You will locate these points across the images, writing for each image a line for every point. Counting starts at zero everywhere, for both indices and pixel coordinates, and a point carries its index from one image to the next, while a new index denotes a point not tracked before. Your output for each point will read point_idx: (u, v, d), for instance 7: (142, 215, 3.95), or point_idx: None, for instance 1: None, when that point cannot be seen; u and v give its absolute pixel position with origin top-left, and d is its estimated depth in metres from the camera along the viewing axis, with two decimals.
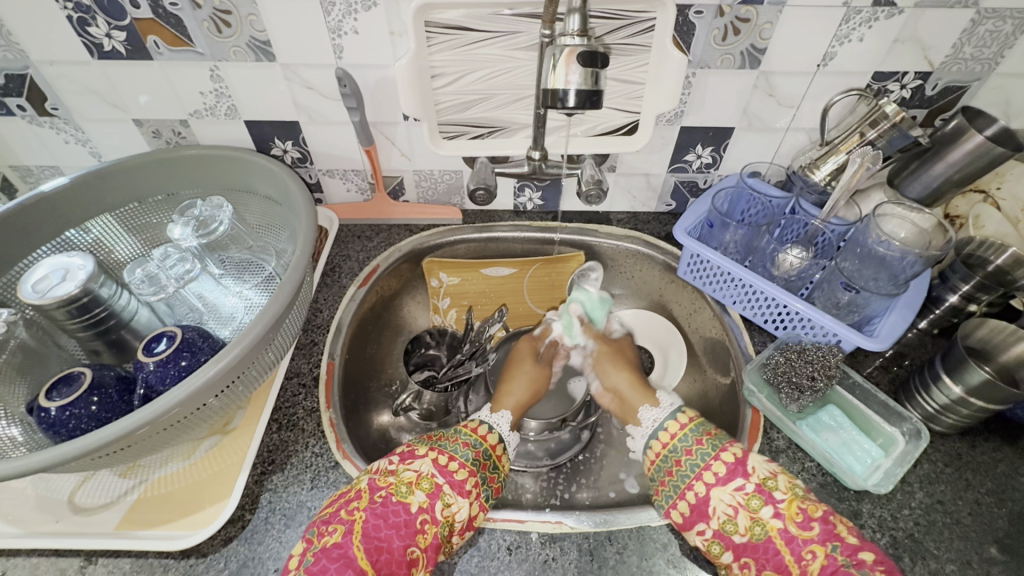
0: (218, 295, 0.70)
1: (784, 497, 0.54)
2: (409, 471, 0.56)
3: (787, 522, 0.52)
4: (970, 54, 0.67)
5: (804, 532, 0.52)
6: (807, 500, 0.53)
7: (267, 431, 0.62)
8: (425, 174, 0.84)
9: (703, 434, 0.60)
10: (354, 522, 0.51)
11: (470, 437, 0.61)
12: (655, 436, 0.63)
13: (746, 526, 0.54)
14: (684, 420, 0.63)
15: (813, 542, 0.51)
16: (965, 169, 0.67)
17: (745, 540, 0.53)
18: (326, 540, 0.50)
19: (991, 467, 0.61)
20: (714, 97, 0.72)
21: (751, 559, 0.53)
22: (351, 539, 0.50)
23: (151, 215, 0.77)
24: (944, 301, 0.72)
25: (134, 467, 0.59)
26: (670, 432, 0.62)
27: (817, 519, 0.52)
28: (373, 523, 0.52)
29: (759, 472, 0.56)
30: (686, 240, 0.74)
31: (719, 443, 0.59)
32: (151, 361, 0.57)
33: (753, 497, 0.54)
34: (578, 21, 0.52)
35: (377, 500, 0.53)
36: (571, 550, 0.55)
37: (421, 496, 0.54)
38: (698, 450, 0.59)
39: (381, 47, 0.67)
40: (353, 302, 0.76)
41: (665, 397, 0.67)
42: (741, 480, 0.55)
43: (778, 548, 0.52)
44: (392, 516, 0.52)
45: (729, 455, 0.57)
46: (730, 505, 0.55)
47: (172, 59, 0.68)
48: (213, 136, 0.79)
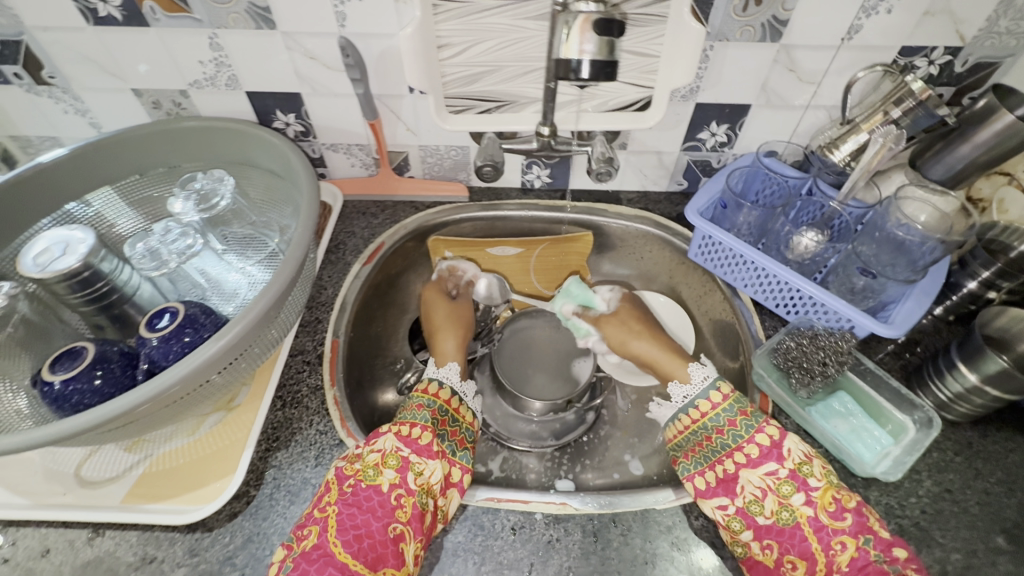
0: (221, 271, 0.69)
1: (819, 485, 0.52)
2: (373, 452, 0.55)
3: (819, 510, 0.51)
4: (1004, 28, 0.63)
5: (836, 522, 0.50)
6: (843, 490, 0.52)
7: (271, 408, 0.62)
8: (431, 149, 0.82)
9: (739, 412, 0.58)
10: (328, 519, 0.50)
11: (424, 398, 0.62)
12: (685, 411, 0.61)
13: (773, 510, 0.53)
14: (719, 396, 0.60)
15: (845, 534, 0.50)
16: (992, 151, 0.64)
17: (770, 522, 0.52)
18: (303, 544, 0.49)
19: (1001, 458, 0.60)
20: (733, 71, 0.69)
21: (774, 541, 0.52)
22: (327, 538, 0.49)
23: (152, 189, 0.75)
24: (961, 288, 0.70)
25: (139, 442, 0.59)
26: (701, 409, 0.60)
27: (851, 511, 0.50)
28: (347, 513, 0.51)
29: (794, 456, 0.54)
30: (698, 220, 0.71)
31: (756, 423, 0.57)
32: (154, 337, 0.56)
33: (785, 483, 0.53)
34: None
35: (347, 491, 0.52)
36: (575, 531, 0.55)
37: (391, 473, 0.53)
38: (732, 429, 0.57)
39: (385, 15, 0.64)
40: (357, 280, 0.75)
41: (697, 369, 0.64)
42: (774, 465, 0.54)
43: (805, 535, 0.51)
44: (363, 500, 0.52)
45: (765, 437, 0.55)
46: (759, 488, 0.54)
47: (170, 26, 0.66)
48: (214, 109, 0.77)
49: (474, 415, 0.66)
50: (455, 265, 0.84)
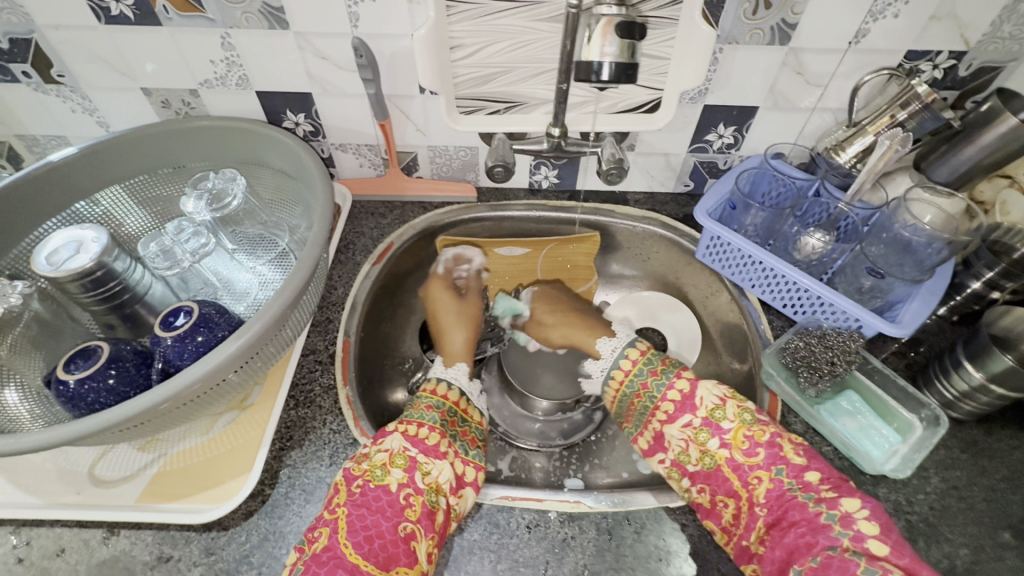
0: (232, 270, 0.69)
1: (731, 426, 0.56)
2: (381, 452, 0.55)
3: (733, 450, 0.55)
4: (1008, 33, 0.65)
5: (750, 459, 0.55)
6: (753, 427, 0.56)
7: (285, 407, 0.62)
8: (440, 150, 0.82)
9: (650, 373, 0.63)
10: (338, 520, 0.50)
11: (432, 398, 0.63)
12: (612, 376, 0.66)
13: (697, 456, 0.57)
14: (631, 362, 0.65)
15: (760, 468, 0.54)
16: (995, 153, 0.65)
17: (698, 469, 0.57)
18: (314, 546, 0.49)
19: (1006, 455, 0.61)
20: (741, 74, 0.70)
21: (705, 485, 0.56)
22: (337, 539, 0.49)
23: (162, 188, 0.76)
24: (966, 288, 0.71)
25: (153, 441, 0.59)
26: (618, 378, 0.66)
27: (763, 445, 0.55)
28: (357, 514, 0.51)
29: (706, 403, 0.58)
30: (706, 221, 0.72)
31: (666, 379, 0.61)
32: (169, 336, 0.56)
33: (700, 431, 0.57)
34: None
35: (355, 492, 0.52)
36: (589, 528, 0.56)
37: (399, 473, 0.54)
38: (647, 390, 0.62)
39: (398, 16, 0.65)
40: (367, 280, 0.76)
41: (607, 344, 0.70)
42: (688, 416, 0.58)
43: (727, 475, 0.55)
44: (371, 499, 0.52)
45: (678, 390, 0.60)
46: (682, 439, 0.58)
47: (182, 25, 0.66)
48: (224, 108, 0.77)
49: (481, 414, 0.67)
50: (460, 252, 0.84)
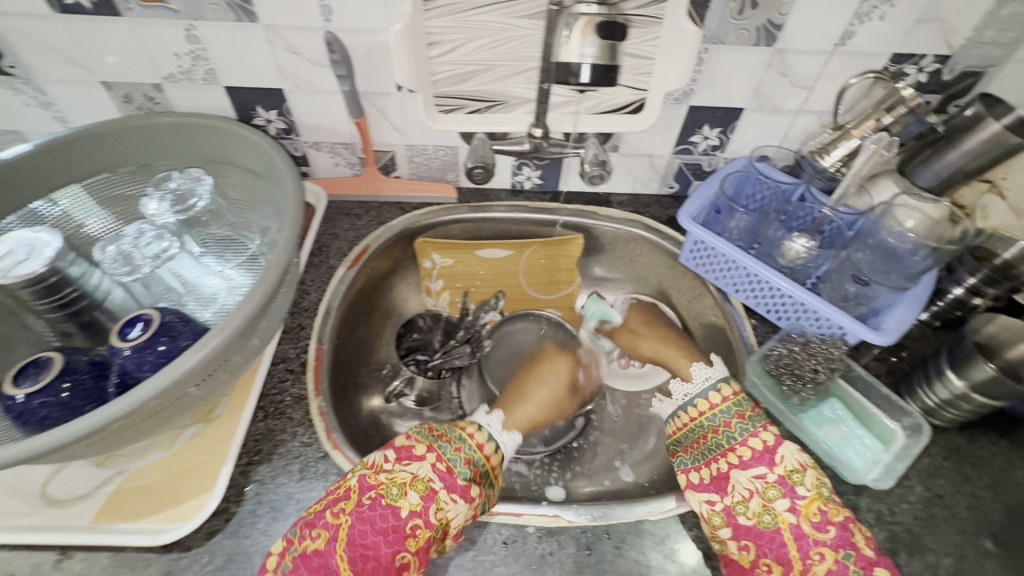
0: (198, 274, 0.65)
1: (806, 494, 0.52)
2: (404, 472, 0.52)
3: (802, 519, 0.51)
4: (991, 37, 0.64)
5: (819, 533, 0.50)
6: (830, 503, 0.51)
7: (253, 419, 0.59)
8: (419, 149, 0.79)
9: (736, 415, 0.58)
10: (339, 528, 0.48)
11: (468, 442, 0.56)
12: (686, 407, 0.61)
13: (755, 511, 0.52)
14: (719, 397, 0.60)
15: (825, 545, 0.49)
16: (979, 158, 0.65)
17: (751, 523, 0.52)
18: (308, 544, 0.48)
19: (987, 462, 0.61)
20: (726, 75, 0.69)
21: (753, 543, 0.52)
22: (334, 548, 0.48)
23: (122, 187, 0.71)
24: (948, 294, 0.70)
25: (112, 456, 0.55)
26: (699, 409, 0.60)
27: (835, 524, 0.50)
28: (359, 529, 0.48)
29: (787, 463, 0.53)
30: (690, 225, 0.71)
31: (751, 427, 0.56)
32: (126, 347, 0.53)
33: (771, 487, 0.53)
34: None
35: (365, 504, 0.50)
36: (569, 543, 0.54)
37: (414, 500, 0.51)
38: (726, 431, 0.57)
39: (373, 10, 0.62)
40: (342, 284, 0.73)
41: (699, 369, 0.63)
42: (763, 469, 0.54)
43: (785, 541, 0.51)
44: (377, 517, 0.49)
45: (760, 440, 0.55)
46: (748, 489, 0.53)
47: (143, 16, 0.62)
48: (190, 104, 0.74)
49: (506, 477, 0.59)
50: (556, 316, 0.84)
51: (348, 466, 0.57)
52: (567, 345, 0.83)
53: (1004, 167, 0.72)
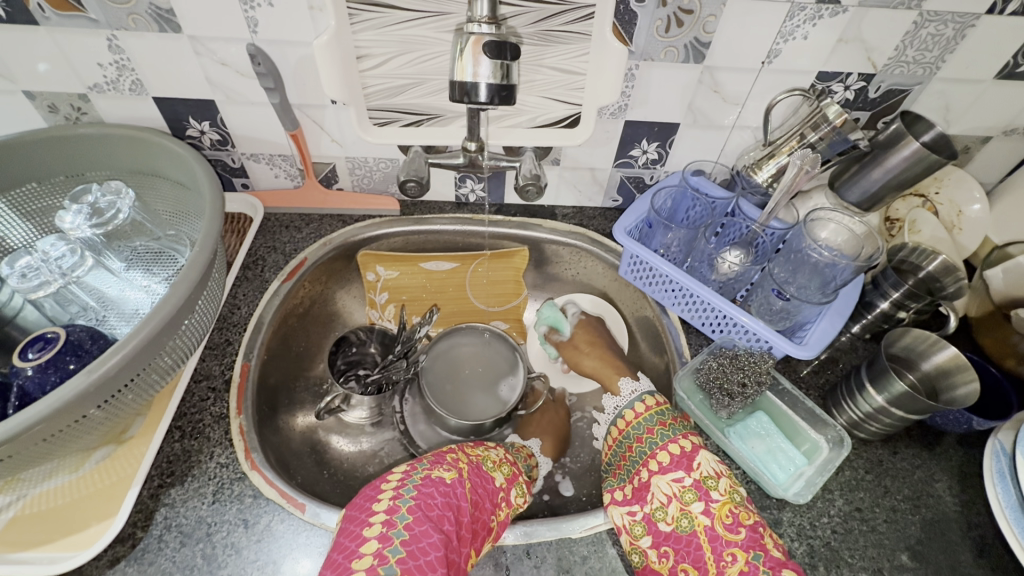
0: (119, 289, 0.64)
1: (720, 498, 0.52)
2: (493, 455, 0.61)
3: (715, 521, 0.51)
4: (911, 57, 0.66)
5: (730, 534, 0.50)
6: (742, 507, 0.52)
7: (168, 440, 0.58)
8: (359, 161, 0.79)
9: (659, 422, 0.60)
10: (461, 468, 0.55)
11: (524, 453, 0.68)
12: (615, 421, 0.64)
13: (674, 516, 0.53)
14: (643, 406, 0.62)
15: (736, 546, 0.49)
16: (902, 175, 0.66)
17: (670, 529, 0.52)
18: (435, 472, 0.53)
19: (908, 475, 0.62)
20: (658, 92, 0.70)
21: (671, 549, 0.52)
22: (461, 482, 0.53)
23: (50, 198, 0.69)
24: (875, 307, 0.71)
25: (13, 482, 0.54)
26: (626, 419, 0.62)
27: (746, 526, 0.50)
28: (476, 478, 0.55)
29: (703, 469, 0.54)
30: (625, 240, 0.71)
31: (672, 433, 0.58)
32: (28, 366, 0.52)
33: (688, 491, 0.53)
34: (486, 7, 0.49)
35: (474, 462, 0.57)
36: (487, 564, 0.54)
37: (502, 478, 0.58)
38: (649, 437, 0.59)
39: (300, 22, 0.61)
40: (275, 298, 0.71)
41: (626, 385, 0.67)
42: (681, 473, 0.54)
43: (701, 544, 0.51)
44: (484, 476, 0.57)
45: (677, 446, 0.56)
46: (666, 494, 0.54)
47: (62, 26, 0.61)
48: (121, 114, 0.72)
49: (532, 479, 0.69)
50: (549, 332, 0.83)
51: (265, 486, 0.56)
52: (509, 356, 0.82)
53: (933, 181, 0.78)
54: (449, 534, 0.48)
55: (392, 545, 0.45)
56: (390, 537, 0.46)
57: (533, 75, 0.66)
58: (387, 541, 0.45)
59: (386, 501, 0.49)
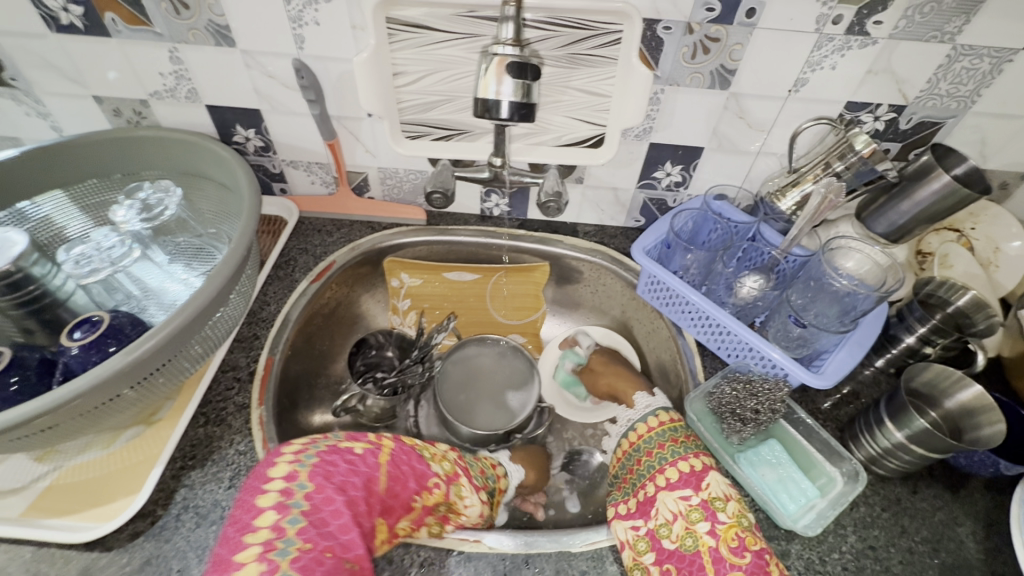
0: (161, 281, 0.68)
1: (726, 520, 0.51)
2: (437, 448, 0.61)
3: (721, 542, 0.50)
4: (945, 91, 0.65)
5: (735, 557, 0.49)
6: (748, 531, 0.51)
7: (192, 424, 0.61)
8: (390, 171, 0.82)
9: (670, 439, 0.59)
10: (380, 445, 0.56)
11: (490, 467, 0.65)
12: (626, 434, 0.64)
13: (679, 534, 0.52)
14: (656, 421, 0.62)
15: (740, 569, 0.48)
16: (932, 209, 0.65)
17: (674, 547, 0.52)
18: (348, 444, 0.55)
19: (928, 516, 0.59)
20: (683, 116, 0.71)
21: (673, 567, 0.51)
22: (372, 455, 0.55)
23: (107, 194, 0.75)
24: (900, 342, 0.69)
25: (51, 452, 0.58)
26: (638, 433, 0.62)
27: (751, 551, 0.49)
28: (399, 457, 0.56)
29: (712, 489, 0.53)
30: (643, 260, 0.72)
31: (682, 451, 0.57)
32: (75, 345, 0.56)
33: (695, 510, 0.52)
34: (511, 31, 0.51)
35: (404, 443, 0.58)
36: (486, 570, 0.54)
37: (440, 470, 0.58)
38: (659, 453, 0.58)
39: (342, 40, 0.66)
40: (303, 298, 0.75)
41: (642, 398, 0.67)
42: (689, 491, 0.54)
43: (704, 564, 0.50)
44: (415, 456, 0.57)
45: (686, 464, 0.56)
46: (672, 512, 0.53)
47: (131, 38, 0.67)
48: (176, 119, 0.78)
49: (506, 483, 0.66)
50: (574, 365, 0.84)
51: None
52: (523, 369, 0.84)
53: (970, 216, 0.77)
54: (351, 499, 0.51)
55: (289, 515, 0.48)
56: (287, 507, 0.48)
57: (560, 96, 0.69)
58: (284, 510, 0.48)
59: (285, 466, 0.51)
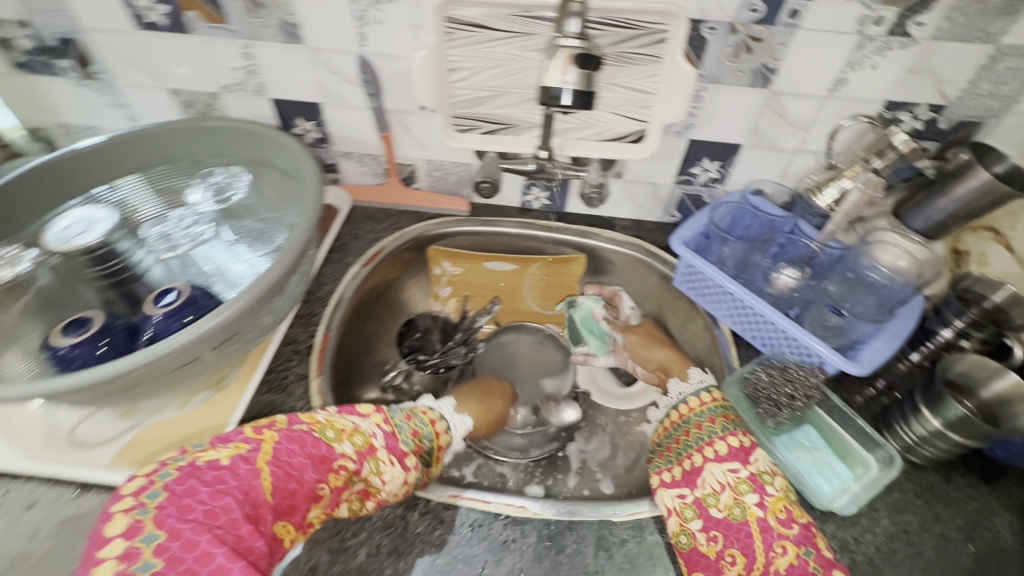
0: (229, 261, 0.72)
1: (774, 493, 0.54)
2: (346, 420, 0.57)
3: (768, 513, 0.53)
4: (986, 91, 0.67)
5: (783, 527, 0.52)
6: (795, 505, 0.54)
7: (258, 391, 0.65)
8: (437, 164, 0.87)
9: (720, 415, 0.61)
10: (261, 441, 0.51)
11: (426, 427, 0.62)
12: (675, 407, 0.65)
13: (727, 504, 0.54)
14: (708, 398, 0.63)
15: (788, 539, 0.51)
16: (971, 206, 0.66)
17: (722, 516, 0.54)
18: (212, 455, 0.49)
19: (962, 505, 0.60)
20: (724, 112, 0.74)
21: (720, 534, 0.53)
22: (257, 455, 0.50)
23: (176, 180, 0.80)
24: (936, 336, 0.70)
25: (134, 409, 0.63)
26: (689, 405, 0.64)
27: (799, 523, 0.52)
28: (286, 448, 0.51)
29: (759, 464, 0.56)
30: (682, 250, 0.74)
31: (732, 427, 0.60)
32: (159, 312, 0.62)
33: (743, 482, 0.55)
34: (575, 25, 0.54)
35: (296, 428, 0.54)
36: (531, 534, 0.57)
37: (349, 449, 0.54)
38: (709, 427, 0.60)
39: (402, 38, 0.70)
40: (355, 281, 0.79)
41: (695, 374, 0.75)
42: (738, 464, 0.56)
43: (751, 532, 0.52)
44: (310, 442, 0.53)
45: (735, 439, 0.58)
46: (720, 482, 0.56)
47: (209, 35, 0.72)
48: (242, 111, 0.83)
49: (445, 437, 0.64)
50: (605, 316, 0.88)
51: None
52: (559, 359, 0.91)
53: (1009, 215, 0.71)
54: (224, 528, 0.44)
55: (142, 560, 0.40)
56: (138, 552, 0.41)
57: (606, 92, 0.72)
58: (133, 558, 0.40)
59: (124, 513, 0.43)
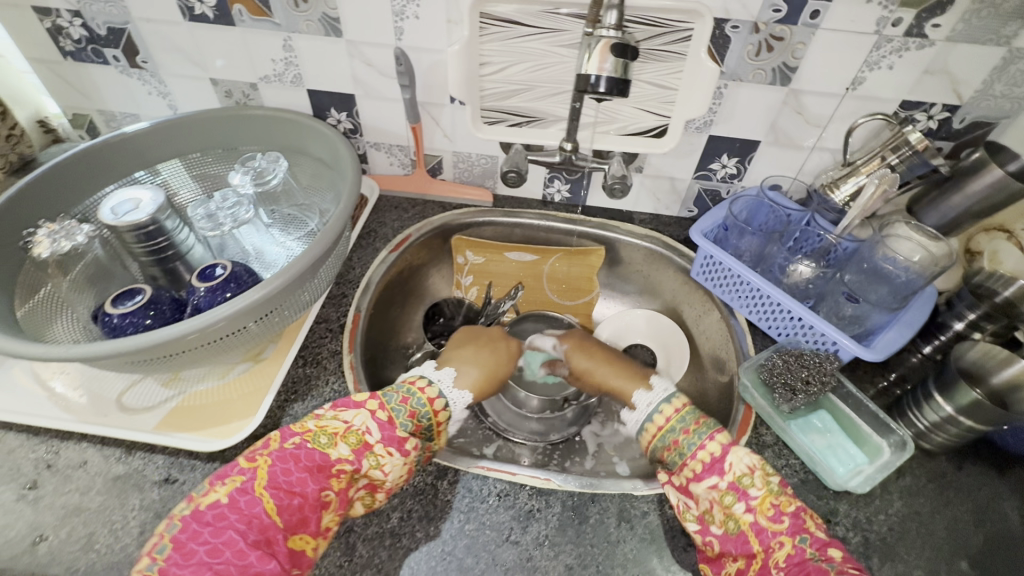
0: (266, 242, 0.77)
1: (758, 494, 0.54)
2: (338, 421, 0.56)
3: (758, 515, 0.53)
4: (999, 92, 0.69)
5: (775, 524, 0.52)
6: (781, 495, 0.53)
7: (294, 364, 0.69)
8: (464, 156, 0.90)
9: (684, 430, 0.60)
10: (255, 469, 0.51)
11: (417, 400, 0.60)
12: (650, 420, 0.64)
13: (720, 519, 0.54)
14: (670, 411, 0.63)
15: (782, 534, 0.51)
16: (984, 202, 0.68)
17: (717, 530, 0.54)
18: (209, 497, 0.49)
19: (973, 490, 0.62)
20: (743, 110, 0.76)
21: (716, 538, 0.54)
22: (253, 482, 0.50)
23: (213, 166, 0.84)
24: (949, 328, 0.73)
25: (175, 379, 0.66)
26: (656, 424, 0.63)
27: (788, 514, 0.52)
28: (280, 467, 0.51)
29: (735, 469, 0.55)
30: (701, 240, 0.78)
31: (699, 438, 0.59)
32: (203, 286, 0.65)
33: (726, 493, 0.55)
34: (615, 17, 0.58)
35: (288, 445, 0.53)
36: (555, 504, 0.59)
37: (344, 450, 0.54)
38: (684, 441, 0.59)
39: (437, 33, 0.73)
40: (383, 265, 0.83)
41: (641, 397, 0.67)
42: (715, 479, 0.55)
43: (748, 538, 0.52)
44: (303, 457, 0.52)
45: (707, 452, 0.57)
46: (706, 500, 0.55)
47: (252, 27, 0.76)
48: (278, 101, 0.87)
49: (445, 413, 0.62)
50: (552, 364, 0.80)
51: None
52: None
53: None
54: (229, 561, 0.45)
55: None
56: None
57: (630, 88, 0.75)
58: None
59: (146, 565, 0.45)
